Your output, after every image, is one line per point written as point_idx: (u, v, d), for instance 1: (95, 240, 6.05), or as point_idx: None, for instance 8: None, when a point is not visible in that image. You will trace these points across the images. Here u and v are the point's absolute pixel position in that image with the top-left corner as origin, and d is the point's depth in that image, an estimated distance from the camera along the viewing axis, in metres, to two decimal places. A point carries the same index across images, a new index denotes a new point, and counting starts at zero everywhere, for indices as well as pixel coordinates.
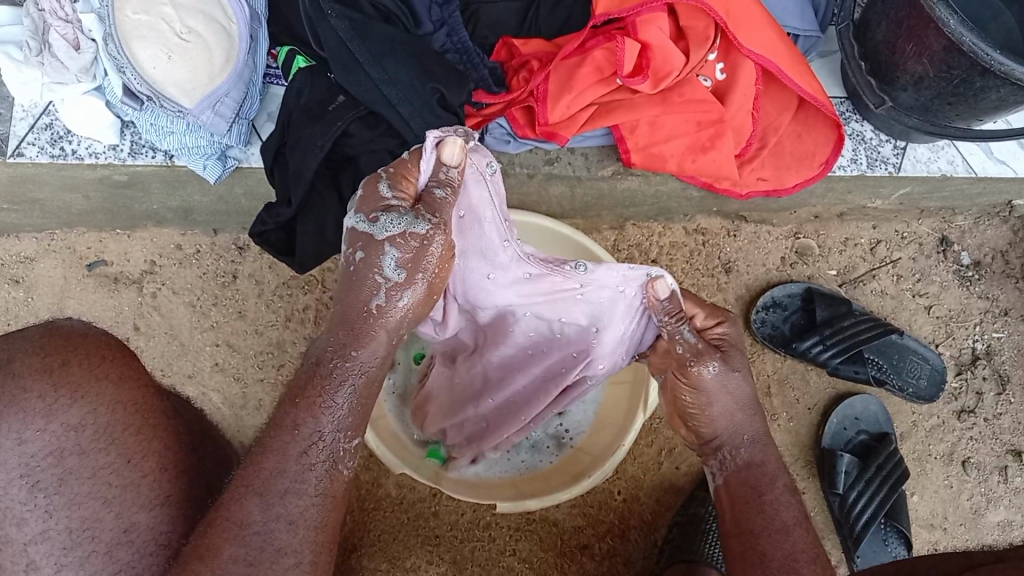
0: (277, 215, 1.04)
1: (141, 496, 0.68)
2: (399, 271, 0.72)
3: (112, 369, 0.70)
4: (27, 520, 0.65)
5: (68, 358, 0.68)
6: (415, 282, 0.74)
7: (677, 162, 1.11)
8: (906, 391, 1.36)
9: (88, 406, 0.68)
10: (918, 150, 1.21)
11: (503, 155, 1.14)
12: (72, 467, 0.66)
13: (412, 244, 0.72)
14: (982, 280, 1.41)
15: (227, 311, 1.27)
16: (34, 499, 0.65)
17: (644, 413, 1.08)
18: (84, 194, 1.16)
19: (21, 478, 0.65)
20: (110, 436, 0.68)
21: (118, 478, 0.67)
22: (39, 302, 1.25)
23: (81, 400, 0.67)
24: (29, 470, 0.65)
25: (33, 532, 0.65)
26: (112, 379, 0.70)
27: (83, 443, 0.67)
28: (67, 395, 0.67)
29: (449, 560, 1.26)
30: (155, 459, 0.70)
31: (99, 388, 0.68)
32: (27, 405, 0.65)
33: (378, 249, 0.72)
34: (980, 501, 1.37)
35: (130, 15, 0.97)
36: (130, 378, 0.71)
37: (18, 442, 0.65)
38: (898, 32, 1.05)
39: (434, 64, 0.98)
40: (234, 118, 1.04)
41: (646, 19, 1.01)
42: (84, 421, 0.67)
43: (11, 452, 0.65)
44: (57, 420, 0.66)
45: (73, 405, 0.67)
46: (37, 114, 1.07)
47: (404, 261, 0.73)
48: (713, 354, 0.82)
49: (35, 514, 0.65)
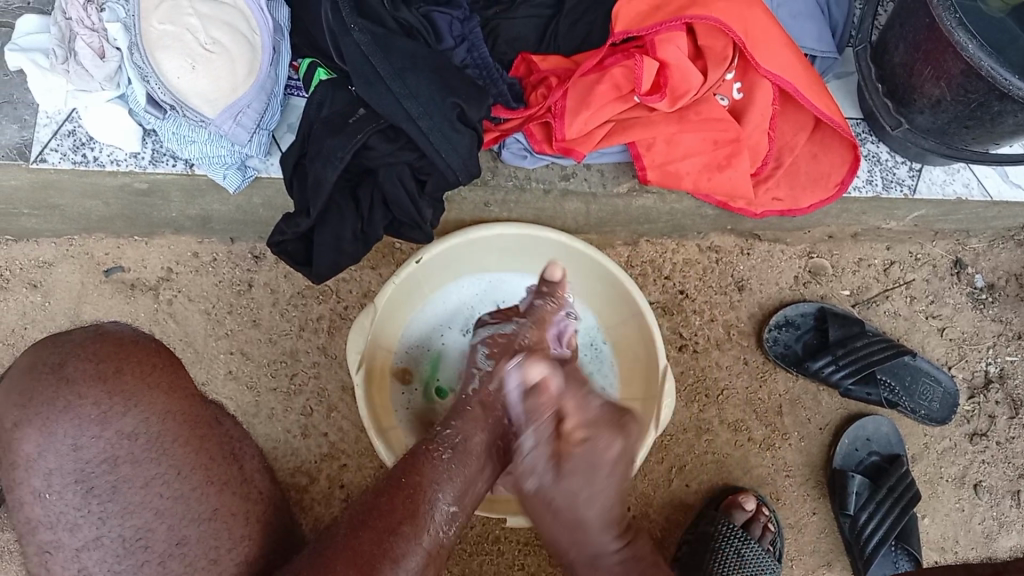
0: (295, 225, 1.05)
1: (192, 510, 0.68)
2: (488, 359, 1.01)
3: (162, 377, 0.72)
4: (80, 526, 0.65)
5: (121, 365, 0.70)
6: (502, 367, 1.00)
7: (692, 180, 1.12)
8: (918, 413, 1.36)
9: (141, 414, 0.69)
10: (933, 173, 1.21)
11: (520, 170, 1.15)
12: (126, 474, 0.67)
13: (500, 340, 1.03)
14: (995, 303, 1.41)
15: (242, 319, 1.28)
16: (88, 505, 0.66)
17: (655, 430, 1.12)
18: (104, 201, 1.17)
19: (75, 484, 0.66)
20: (161, 446, 0.69)
21: (169, 490, 0.68)
22: (56, 307, 1.26)
23: (135, 408, 0.69)
24: (84, 475, 0.66)
25: (85, 539, 0.65)
26: (163, 388, 0.71)
27: (135, 451, 0.68)
28: (120, 404, 0.69)
29: (457, 573, 1.25)
30: (203, 472, 0.70)
31: (150, 396, 0.70)
32: (81, 412, 0.68)
33: (475, 350, 1.04)
34: (992, 526, 1.36)
35: (156, 26, 0.98)
36: (179, 387, 0.73)
37: (74, 448, 0.67)
38: (915, 56, 1.06)
39: (455, 79, 0.99)
40: (254, 128, 1.05)
41: (664, 38, 1.02)
42: (137, 430, 0.68)
43: (67, 458, 0.67)
44: (111, 428, 0.68)
45: (127, 413, 0.69)
46: (60, 121, 1.09)
47: (493, 352, 1.02)
48: (546, 471, 0.91)
49: (88, 521, 0.66)
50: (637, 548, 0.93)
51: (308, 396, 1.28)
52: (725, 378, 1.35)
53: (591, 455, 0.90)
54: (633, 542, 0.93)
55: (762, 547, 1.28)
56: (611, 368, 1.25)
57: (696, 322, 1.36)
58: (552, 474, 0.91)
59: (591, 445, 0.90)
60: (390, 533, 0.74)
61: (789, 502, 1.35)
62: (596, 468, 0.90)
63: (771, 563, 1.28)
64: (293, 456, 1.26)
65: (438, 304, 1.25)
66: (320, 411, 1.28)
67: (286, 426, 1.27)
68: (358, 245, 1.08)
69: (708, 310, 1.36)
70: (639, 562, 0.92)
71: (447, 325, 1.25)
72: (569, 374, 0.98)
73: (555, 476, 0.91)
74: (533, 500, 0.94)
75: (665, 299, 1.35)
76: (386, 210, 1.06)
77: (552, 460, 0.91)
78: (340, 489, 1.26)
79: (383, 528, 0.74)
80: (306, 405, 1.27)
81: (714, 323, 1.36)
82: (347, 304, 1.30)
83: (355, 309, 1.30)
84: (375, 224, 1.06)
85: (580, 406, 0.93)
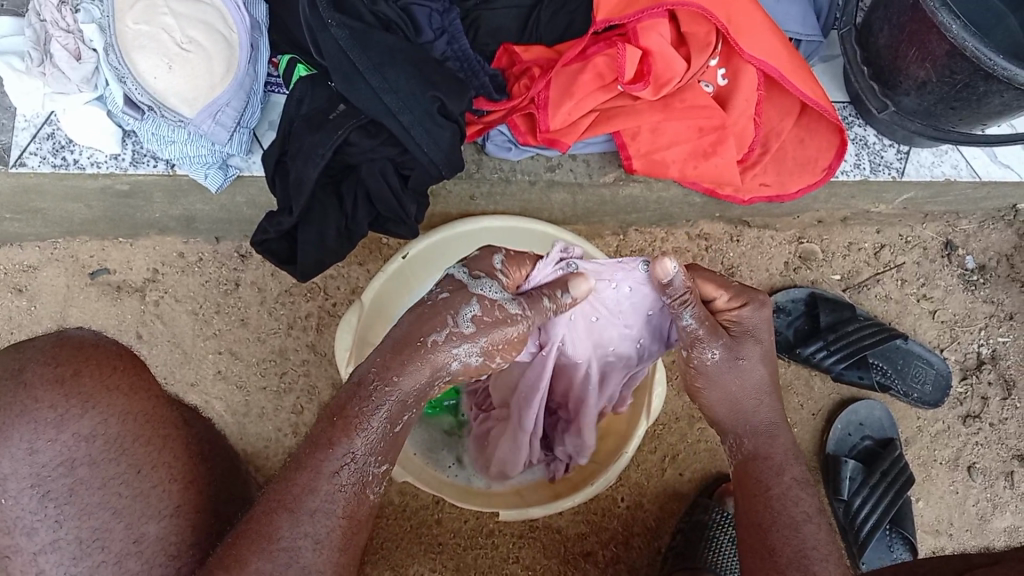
0: (278, 224, 1.04)
1: (150, 507, 0.67)
2: (470, 323, 0.78)
3: (123, 379, 0.69)
4: (38, 530, 0.63)
5: (80, 368, 0.67)
6: (477, 341, 0.78)
7: (679, 168, 1.11)
8: (911, 396, 1.36)
9: (99, 416, 0.66)
10: (920, 155, 1.21)
11: (504, 162, 1.14)
12: (83, 476, 0.65)
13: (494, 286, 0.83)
14: (987, 284, 1.40)
15: (230, 319, 1.28)
16: (44, 509, 0.64)
17: (646, 421, 1.07)
18: (86, 204, 1.16)
19: (32, 488, 0.64)
20: (120, 447, 0.67)
21: (128, 489, 0.67)
22: (41, 311, 1.25)
23: (92, 411, 0.66)
24: (40, 480, 0.64)
25: (43, 542, 0.63)
26: (123, 390, 0.68)
27: (93, 453, 0.66)
28: (77, 407, 0.65)
29: (451, 568, 1.25)
30: (165, 469, 0.69)
31: (110, 398, 0.67)
32: (38, 416, 0.64)
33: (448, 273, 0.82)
34: (986, 507, 1.37)
35: (131, 25, 0.97)
36: (141, 389, 0.70)
37: (29, 452, 0.64)
38: (900, 37, 1.05)
39: (434, 73, 0.98)
40: (234, 126, 1.04)
41: (647, 26, 1.01)
42: (95, 431, 0.66)
43: (22, 463, 0.63)
44: (69, 431, 0.65)
45: (84, 416, 0.66)
46: (39, 123, 1.07)
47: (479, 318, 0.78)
48: (718, 340, 0.85)
49: (45, 524, 0.64)
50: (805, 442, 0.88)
51: (298, 394, 1.27)
52: None
53: (754, 325, 0.87)
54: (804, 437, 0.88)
55: None
56: None
57: None
58: (723, 345, 0.85)
59: (752, 313, 0.87)
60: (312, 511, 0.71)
61: None
62: (762, 328, 0.88)
63: None
64: (286, 454, 1.26)
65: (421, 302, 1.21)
66: (310, 409, 1.27)
67: (277, 425, 1.26)
68: (342, 242, 1.07)
69: None
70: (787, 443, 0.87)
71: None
72: (699, 274, 0.89)
73: (731, 352, 0.85)
74: (706, 372, 0.86)
75: None
76: (369, 207, 1.06)
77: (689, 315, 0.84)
78: None
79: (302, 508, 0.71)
80: (296, 403, 1.27)
81: None
82: (335, 301, 1.29)
83: (343, 305, 1.29)
84: (359, 221, 1.05)
85: (723, 284, 0.88)
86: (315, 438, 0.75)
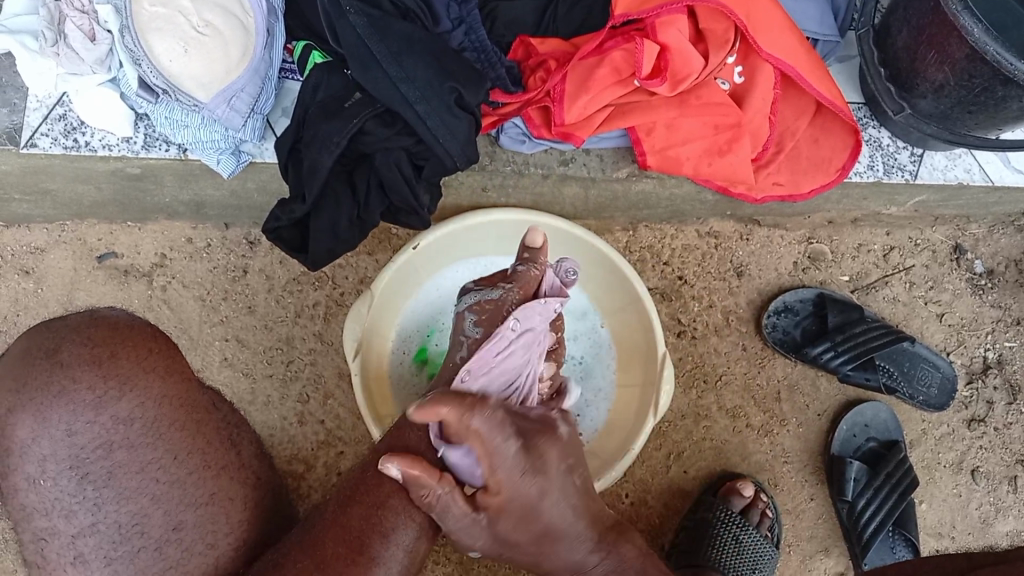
0: (290, 212, 1.03)
1: (187, 495, 0.68)
2: (475, 328, 0.94)
3: (159, 361, 0.70)
4: (76, 513, 0.65)
5: (116, 350, 0.69)
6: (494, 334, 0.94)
7: (692, 165, 1.11)
8: (916, 399, 1.35)
9: (138, 399, 0.68)
10: (934, 158, 1.20)
11: (517, 155, 1.14)
12: (122, 460, 0.66)
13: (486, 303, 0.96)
14: (994, 289, 1.40)
15: (237, 305, 1.27)
16: (83, 492, 0.65)
17: (654, 417, 1.12)
18: (96, 186, 1.16)
19: (70, 470, 0.65)
20: (157, 431, 0.68)
21: (166, 474, 0.67)
22: (48, 293, 1.25)
23: (130, 393, 0.67)
24: (78, 462, 0.65)
25: (81, 526, 0.64)
26: (159, 373, 0.70)
27: (132, 436, 0.67)
28: (115, 389, 0.67)
29: (454, 559, 1.25)
30: (200, 455, 0.69)
31: (147, 381, 0.69)
32: (78, 397, 0.66)
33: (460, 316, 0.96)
34: (989, 511, 1.37)
35: (147, 8, 0.95)
36: (174, 372, 0.71)
37: (68, 434, 0.65)
38: (919, 39, 1.04)
39: (452, 64, 0.97)
40: (248, 112, 1.04)
41: (665, 21, 1.00)
42: (133, 414, 0.67)
43: (61, 444, 0.65)
44: (106, 413, 0.66)
45: (123, 398, 0.67)
46: (51, 105, 1.07)
47: (479, 321, 0.95)
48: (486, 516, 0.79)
49: (82, 507, 0.65)
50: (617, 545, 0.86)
51: (304, 383, 1.27)
52: (724, 364, 1.35)
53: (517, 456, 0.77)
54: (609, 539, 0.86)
55: (761, 533, 1.29)
56: (607, 351, 1.24)
57: (695, 307, 1.35)
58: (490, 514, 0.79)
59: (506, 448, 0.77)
60: (380, 506, 0.75)
61: (787, 489, 1.35)
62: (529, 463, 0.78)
63: (766, 548, 1.28)
64: (290, 443, 1.26)
65: (427, 292, 1.23)
66: (316, 398, 1.27)
67: (282, 413, 1.26)
68: (354, 231, 1.07)
69: (707, 296, 1.35)
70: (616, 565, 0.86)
71: (433, 322, 1.23)
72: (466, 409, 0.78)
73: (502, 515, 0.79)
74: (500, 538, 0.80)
75: (664, 284, 1.34)
76: (382, 196, 1.05)
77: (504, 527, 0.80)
78: (338, 477, 1.25)
79: (371, 501, 0.75)
80: (302, 392, 1.27)
81: (714, 308, 1.36)
82: (343, 291, 1.29)
83: (351, 295, 1.28)
84: (371, 209, 1.04)
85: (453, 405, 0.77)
86: (393, 441, 0.83)
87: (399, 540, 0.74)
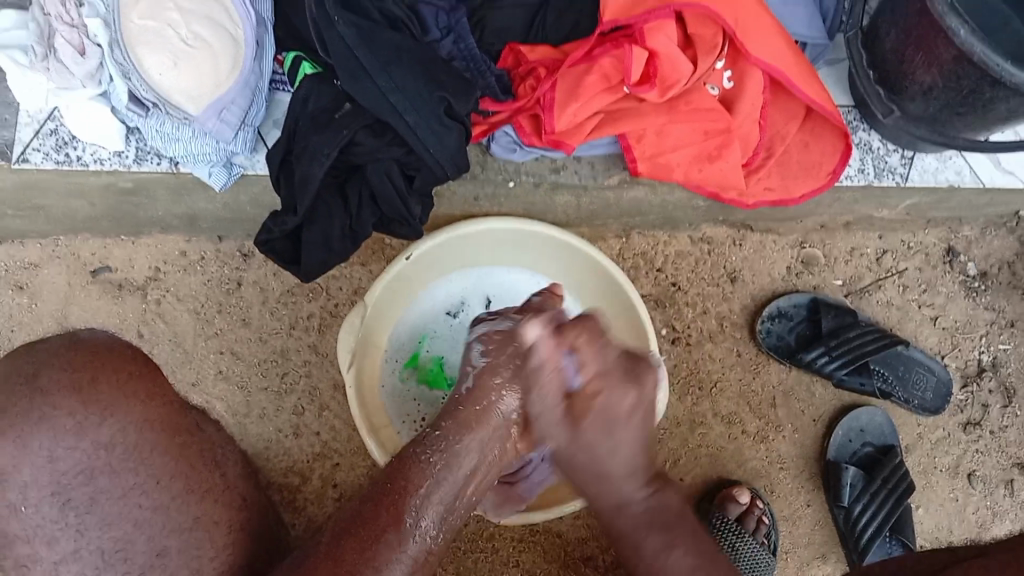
0: (282, 223, 1.03)
1: (172, 520, 0.68)
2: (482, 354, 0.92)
3: (139, 385, 0.71)
4: (58, 539, 0.65)
5: (96, 374, 0.69)
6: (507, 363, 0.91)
7: (683, 171, 1.12)
8: (912, 403, 1.35)
9: (118, 424, 0.68)
10: (925, 161, 1.21)
11: (508, 164, 1.15)
12: (103, 486, 0.67)
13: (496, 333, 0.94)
14: (988, 291, 1.40)
15: (231, 318, 1.27)
16: (65, 518, 0.66)
17: None
18: (89, 201, 1.16)
19: (51, 496, 0.65)
20: (139, 455, 0.68)
21: (148, 500, 0.68)
22: (42, 309, 1.25)
23: (111, 419, 0.68)
24: (61, 488, 0.66)
25: (63, 552, 0.65)
26: (140, 396, 0.70)
27: (113, 462, 0.67)
28: (96, 414, 0.67)
29: (451, 571, 1.25)
30: (182, 481, 0.70)
31: (127, 405, 0.69)
32: (56, 423, 0.66)
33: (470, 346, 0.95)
34: (986, 515, 1.36)
35: (137, 22, 0.96)
36: (157, 394, 0.72)
37: (50, 460, 0.66)
38: (907, 42, 1.05)
39: (441, 73, 0.98)
40: (239, 124, 1.04)
41: (654, 27, 1.00)
42: (113, 439, 0.68)
43: (42, 470, 0.65)
44: (87, 438, 0.67)
45: (103, 423, 0.68)
46: (42, 120, 1.07)
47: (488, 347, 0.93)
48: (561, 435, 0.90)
49: (65, 533, 0.65)
50: (664, 497, 0.95)
51: (299, 395, 1.27)
52: (719, 370, 1.35)
53: (610, 404, 0.88)
54: (660, 488, 0.95)
55: (758, 541, 1.28)
56: None
57: (689, 313, 1.35)
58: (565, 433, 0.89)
59: (609, 394, 0.88)
60: (376, 539, 0.72)
61: (784, 495, 1.34)
62: (614, 418, 0.89)
63: (765, 557, 1.28)
64: (285, 456, 1.25)
65: (422, 302, 1.23)
66: (311, 410, 1.27)
67: (278, 425, 1.26)
68: (346, 243, 1.07)
69: (701, 302, 1.35)
70: (666, 510, 0.94)
71: (427, 327, 1.23)
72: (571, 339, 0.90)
73: (573, 437, 0.89)
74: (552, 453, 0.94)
75: (658, 291, 1.35)
76: (374, 206, 1.05)
77: (586, 439, 0.89)
78: (333, 488, 1.25)
79: (368, 535, 0.72)
80: (297, 404, 1.26)
81: (708, 315, 1.36)
82: (337, 301, 1.28)
83: (344, 306, 1.28)
84: (363, 220, 1.05)
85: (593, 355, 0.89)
86: (391, 471, 0.80)
87: (391, 555, 0.72)
